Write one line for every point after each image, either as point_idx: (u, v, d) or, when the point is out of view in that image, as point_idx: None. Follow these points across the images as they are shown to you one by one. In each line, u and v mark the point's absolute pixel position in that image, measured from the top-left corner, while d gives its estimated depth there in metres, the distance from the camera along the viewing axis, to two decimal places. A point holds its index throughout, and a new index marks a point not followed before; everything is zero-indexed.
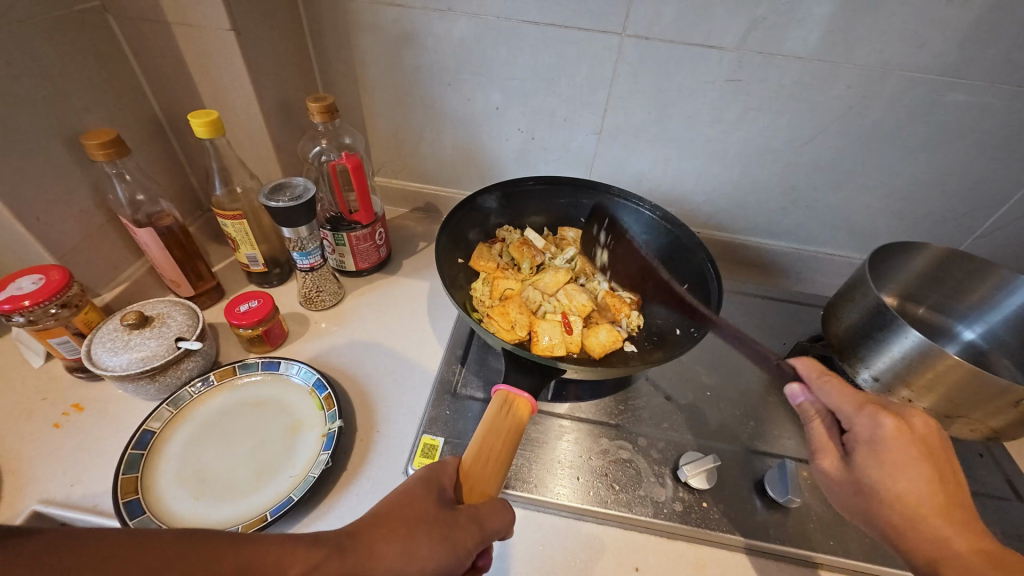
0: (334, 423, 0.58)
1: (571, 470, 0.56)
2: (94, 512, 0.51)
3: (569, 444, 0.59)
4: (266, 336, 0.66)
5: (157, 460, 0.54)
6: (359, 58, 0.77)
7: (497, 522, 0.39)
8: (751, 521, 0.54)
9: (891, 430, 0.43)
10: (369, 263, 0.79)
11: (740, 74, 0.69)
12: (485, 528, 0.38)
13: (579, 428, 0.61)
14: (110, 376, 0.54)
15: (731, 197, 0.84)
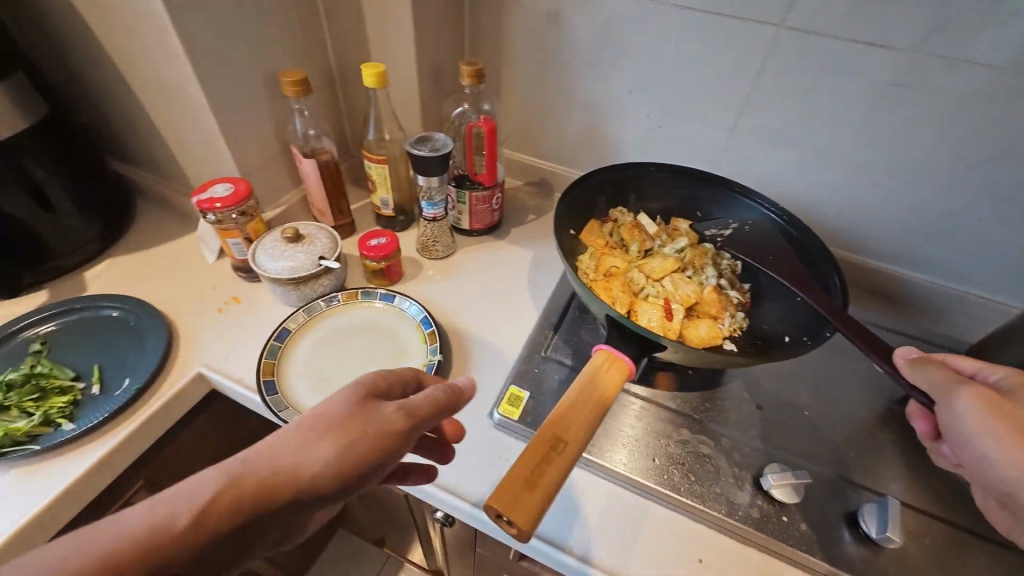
0: (434, 356, 0.64)
1: (647, 450, 0.57)
2: (239, 384, 0.61)
3: (649, 425, 0.59)
4: (386, 271, 0.74)
5: (290, 354, 0.63)
6: (507, 30, 0.81)
7: (554, 474, 0.34)
8: (835, 549, 0.51)
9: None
10: (481, 224, 0.85)
11: (912, 79, 0.62)
12: (543, 478, 0.34)
13: (662, 413, 0.61)
14: (268, 277, 0.65)
15: (871, 216, 0.76)
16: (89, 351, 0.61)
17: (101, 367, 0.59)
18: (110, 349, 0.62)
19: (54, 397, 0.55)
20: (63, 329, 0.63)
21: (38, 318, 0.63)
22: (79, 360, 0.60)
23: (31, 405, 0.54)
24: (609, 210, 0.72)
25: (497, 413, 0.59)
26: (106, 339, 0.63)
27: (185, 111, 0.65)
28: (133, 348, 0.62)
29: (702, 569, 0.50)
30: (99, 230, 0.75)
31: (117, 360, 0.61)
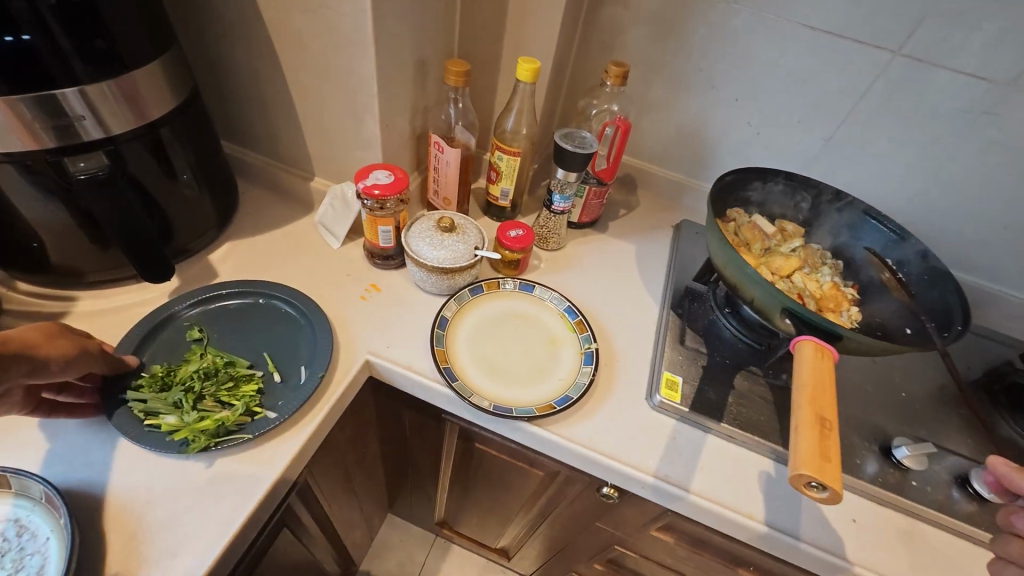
0: (590, 344, 0.67)
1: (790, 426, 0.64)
2: (411, 370, 0.62)
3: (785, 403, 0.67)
4: (520, 263, 0.76)
5: (453, 342, 0.65)
6: (626, 31, 0.85)
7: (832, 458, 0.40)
8: (955, 508, 0.60)
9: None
10: (589, 219, 0.88)
11: (1000, 109, 0.73)
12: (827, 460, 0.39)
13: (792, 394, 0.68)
14: (429, 265, 0.66)
15: (936, 225, 0.87)
16: (253, 339, 0.61)
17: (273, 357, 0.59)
18: (275, 337, 0.61)
19: (243, 387, 0.55)
20: (217, 317, 0.62)
21: (191, 304, 0.62)
22: (246, 348, 0.60)
23: (225, 395, 0.54)
24: (729, 210, 0.78)
25: (659, 396, 0.64)
26: (266, 327, 0.62)
27: (346, 94, 0.63)
28: (297, 336, 0.62)
29: (855, 527, 0.58)
30: (219, 212, 0.71)
31: (286, 349, 0.61)
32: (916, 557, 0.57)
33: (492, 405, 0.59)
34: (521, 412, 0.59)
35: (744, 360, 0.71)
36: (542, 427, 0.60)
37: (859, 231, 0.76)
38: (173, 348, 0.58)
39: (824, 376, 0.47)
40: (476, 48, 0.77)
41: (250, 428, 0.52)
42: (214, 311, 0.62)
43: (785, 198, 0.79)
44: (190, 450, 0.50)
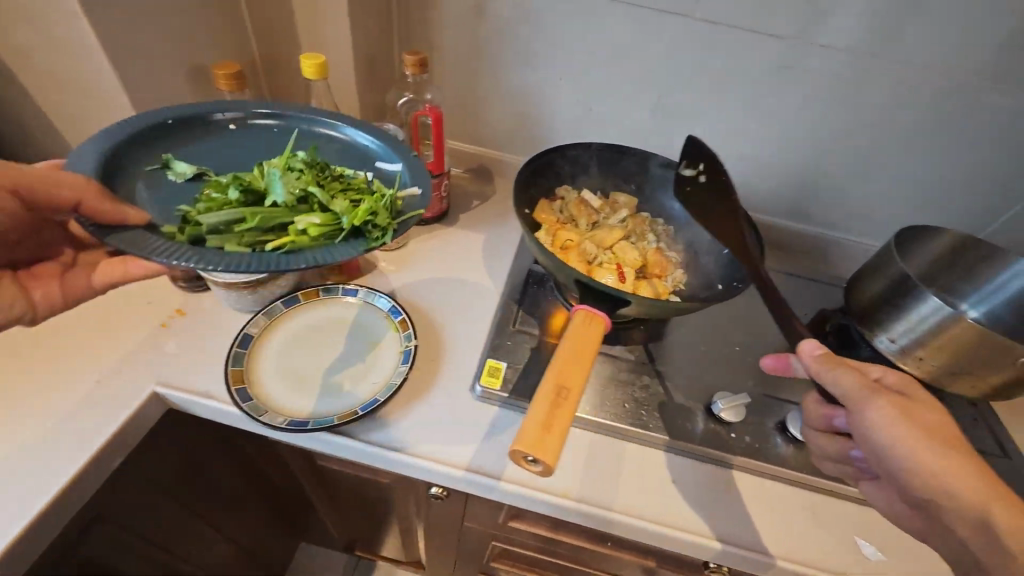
0: (410, 341, 0.65)
1: (617, 399, 0.64)
2: (205, 396, 0.58)
3: (616, 375, 0.66)
4: (344, 266, 0.73)
5: (257, 359, 0.61)
6: (440, 19, 0.82)
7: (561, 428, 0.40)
8: (772, 454, 0.62)
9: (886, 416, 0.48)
10: (431, 213, 0.86)
11: (792, 62, 0.76)
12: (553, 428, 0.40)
13: (623, 363, 0.68)
14: (221, 282, 0.62)
15: (768, 179, 0.90)
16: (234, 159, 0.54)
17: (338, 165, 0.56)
18: (344, 152, 0.57)
19: (334, 180, 0.52)
20: (179, 149, 0.53)
21: (173, 146, 0.53)
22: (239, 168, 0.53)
23: (345, 193, 0.51)
24: (556, 189, 0.78)
25: (480, 386, 0.62)
26: (251, 145, 0.56)
27: (102, 110, 0.59)
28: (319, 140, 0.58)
29: (675, 488, 0.59)
30: None
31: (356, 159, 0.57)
32: (732, 507, 0.58)
33: (286, 421, 0.55)
34: (319, 423, 0.56)
35: None
36: (347, 434, 0.57)
37: (677, 193, 0.77)
38: (175, 193, 0.50)
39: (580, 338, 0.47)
40: (270, 50, 0.73)
41: (406, 200, 0.51)
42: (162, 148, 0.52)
43: (613, 171, 0.79)
44: (373, 245, 0.47)
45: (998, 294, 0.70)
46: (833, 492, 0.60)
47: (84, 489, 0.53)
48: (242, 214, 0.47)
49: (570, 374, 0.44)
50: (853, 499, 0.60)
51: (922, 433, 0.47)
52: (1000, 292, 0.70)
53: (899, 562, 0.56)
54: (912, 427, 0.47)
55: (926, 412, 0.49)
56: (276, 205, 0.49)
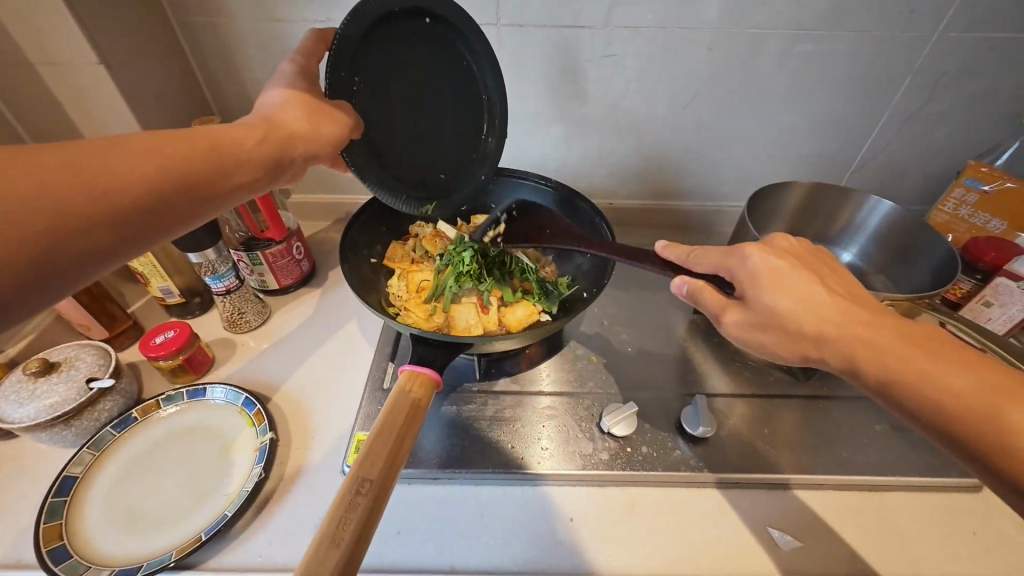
0: (265, 436, 0.58)
1: (538, 441, 0.59)
2: (17, 567, 0.49)
3: (536, 415, 0.62)
4: (188, 365, 0.66)
5: (82, 505, 0.53)
6: (249, 76, 0.77)
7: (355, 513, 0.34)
8: (673, 459, 0.58)
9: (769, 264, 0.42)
10: (292, 279, 0.80)
11: (613, 49, 0.74)
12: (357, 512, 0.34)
13: (544, 401, 0.64)
14: (20, 428, 0.53)
15: (632, 164, 0.89)
16: (413, 63, 0.54)
17: (466, 111, 0.61)
18: (440, 52, 0.56)
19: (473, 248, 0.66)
20: (384, 36, 0.51)
21: (379, 27, 0.50)
22: (422, 94, 0.56)
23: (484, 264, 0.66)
24: (409, 228, 0.73)
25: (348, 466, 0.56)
26: (404, 32, 0.52)
27: None
28: (439, 33, 0.55)
29: (574, 526, 0.54)
30: None
31: (457, 79, 0.59)
32: (640, 533, 0.54)
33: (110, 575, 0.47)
34: (154, 565, 0.48)
35: (459, 380, 0.66)
36: (194, 567, 0.49)
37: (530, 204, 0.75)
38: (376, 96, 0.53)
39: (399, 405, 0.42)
40: None
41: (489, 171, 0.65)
42: (373, 34, 0.50)
43: None
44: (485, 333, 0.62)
45: (863, 233, 0.71)
46: (738, 483, 0.58)
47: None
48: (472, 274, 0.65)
49: (385, 441, 0.39)
50: (757, 484, 0.57)
51: (785, 334, 0.41)
52: (863, 231, 0.71)
53: (812, 541, 0.53)
54: (772, 331, 0.42)
55: (782, 308, 0.40)
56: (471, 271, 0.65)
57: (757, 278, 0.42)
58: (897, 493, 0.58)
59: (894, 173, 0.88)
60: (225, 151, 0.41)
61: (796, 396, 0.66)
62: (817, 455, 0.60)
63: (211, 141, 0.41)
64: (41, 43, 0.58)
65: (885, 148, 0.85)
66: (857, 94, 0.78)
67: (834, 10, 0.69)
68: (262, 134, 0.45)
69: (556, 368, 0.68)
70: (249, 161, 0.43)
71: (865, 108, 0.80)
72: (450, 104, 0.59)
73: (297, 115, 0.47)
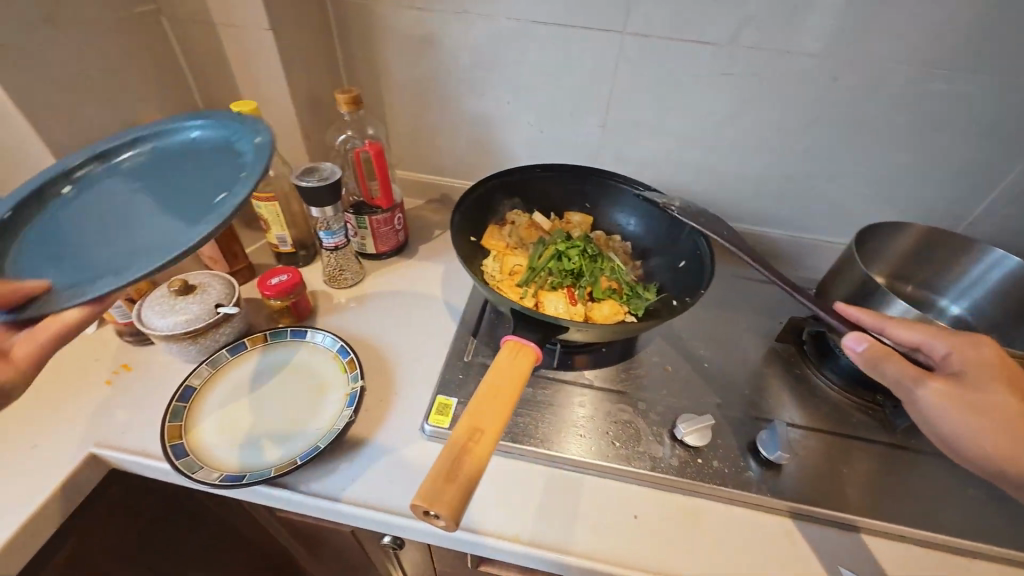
0: (357, 383, 0.63)
1: (582, 431, 0.61)
2: (142, 455, 0.56)
3: (580, 407, 0.63)
4: (293, 308, 0.72)
5: (198, 413, 0.59)
6: (382, 57, 0.83)
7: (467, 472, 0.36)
8: (743, 478, 0.58)
9: (985, 356, 0.48)
10: (388, 247, 0.85)
11: (733, 68, 0.74)
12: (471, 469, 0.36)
13: (588, 394, 0.65)
14: (160, 335, 0.61)
15: (729, 184, 0.88)
16: (191, 169, 0.53)
17: (195, 218, 0.48)
18: (211, 176, 0.51)
19: (574, 245, 0.70)
20: (137, 166, 0.55)
21: (92, 172, 0.54)
22: (140, 231, 0.48)
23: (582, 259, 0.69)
24: (506, 213, 0.75)
25: (429, 424, 0.60)
26: (157, 178, 0.53)
27: (31, 169, 0.59)
28: (226, 150, 0.53)
29: (638, 524, 0.55)
30: None
31: (222, 169, 0.51)
32: (702, 544, 0.54)
33: (220, 477, 0.53)
34: (256, 477, 0.53)
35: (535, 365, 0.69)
36: (287, 486, 0.54)
37: (628, 208, 0.75)
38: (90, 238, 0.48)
39: (481, 399, 0.41)
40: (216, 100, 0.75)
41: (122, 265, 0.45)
42: (115, 181, 0.53)
43: (562, 191, 0.77)
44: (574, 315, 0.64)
45: (979, 287, 0.67)
46: (810, 516, 0.56)
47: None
48: (571, 268, 0.68)
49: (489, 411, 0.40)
50: (830, 521, 0.56)
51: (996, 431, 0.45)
52: (979, 285, 0.67)
53: None
54: (986, 420, 0.46)
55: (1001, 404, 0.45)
56: (569, 265, 0.68)
57: (975, 370, 0.48)
58: (980, 561, 0.55)
59: (1016, 232, 0.82)
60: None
61: (878, 441, 0.64)
62: (895, 505, 0.57)
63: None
64: (226, 6, 0.66)
65: (1011, 203, 0.79)
66: (989, 142, 0.74)
67: (978, 53, 0.66)
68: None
69: (631, 370, 0.69)
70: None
71: (994, 158, 0.76)
72: (86, 241, 0.48)
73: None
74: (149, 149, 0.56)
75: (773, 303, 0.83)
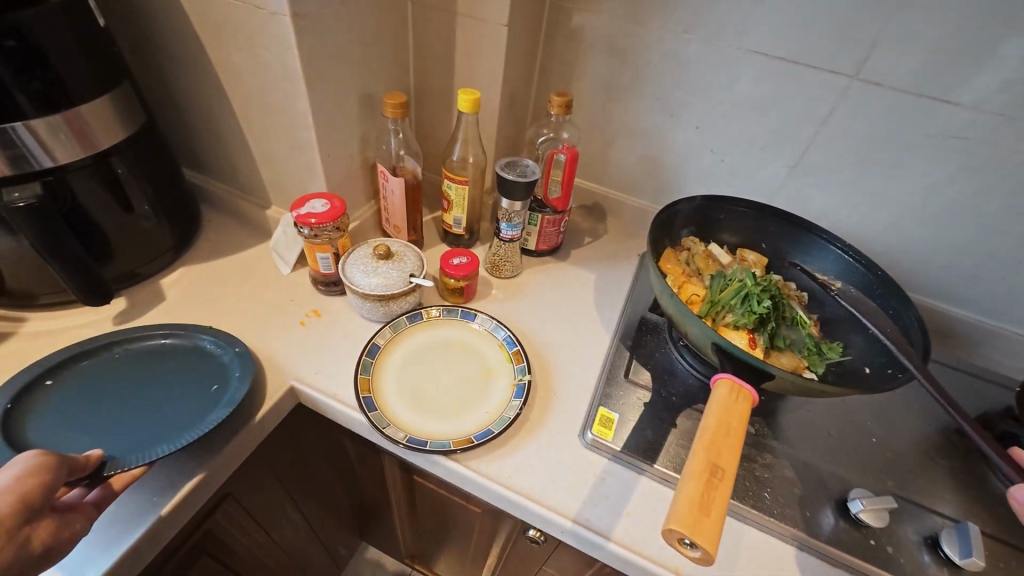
0: (524, 376, 0.65)
1: None
2: (334, 399, 0.61)
3: None
4: (464, 290, 0.75)
5: (382, 371, 0.64)
6: (582, 63, 0.85)
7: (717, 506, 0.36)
8: (919, 572, 0.54)
9: None
10: (546, 246, 0.87)
11: (970, 133, 0.69)
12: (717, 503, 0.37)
13: None
14: (361, 292, 0.66)
15: (917, 251, 0.82)
16: (164, 381, 0.59)
17: (177, 419, 0.55)
18: (178, 393, 0.57)
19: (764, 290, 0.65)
20: (84, 385, 0.57)
21: (79, 364, 0.59)
22: (137, 425, 0.54)
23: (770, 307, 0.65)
24: (682, 238, 0.75)
25: (591, 434, 0.61)
26: (121, 386, 0.58)
27: (287, 123, 0.65)
28: (202, 356, 0.61)
29: None
30: (177, 237, 0.75)
31: (194, 389, 0.58)
32: None
33: (407, 438, 0.57)
34: (436, 445, 0.57)
35: (693, 398, 0.68)
36: (460, 461, 0.57)
37: (814, 258, 0.72)
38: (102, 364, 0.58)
39: (713, 438, 0.41)
40: (430, 82, 0.80)
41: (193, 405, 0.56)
42: (91, 377, 0.58)
43: (746, 227, 0.75)
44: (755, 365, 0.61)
45: None
46: None
47: (216, 477, 0.56)
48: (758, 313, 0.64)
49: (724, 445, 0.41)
50: None
51: None
52: None
53: None
54: None
55: None
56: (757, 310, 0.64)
57: None
58: None
59: None
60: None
61: None
62: None
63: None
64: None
65: None
66: None
67: None
68: (13, 495, 0.41)
69: (793, 426, 0.66)
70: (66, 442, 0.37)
71: None
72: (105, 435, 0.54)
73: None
74: (106, 360, 0.60)
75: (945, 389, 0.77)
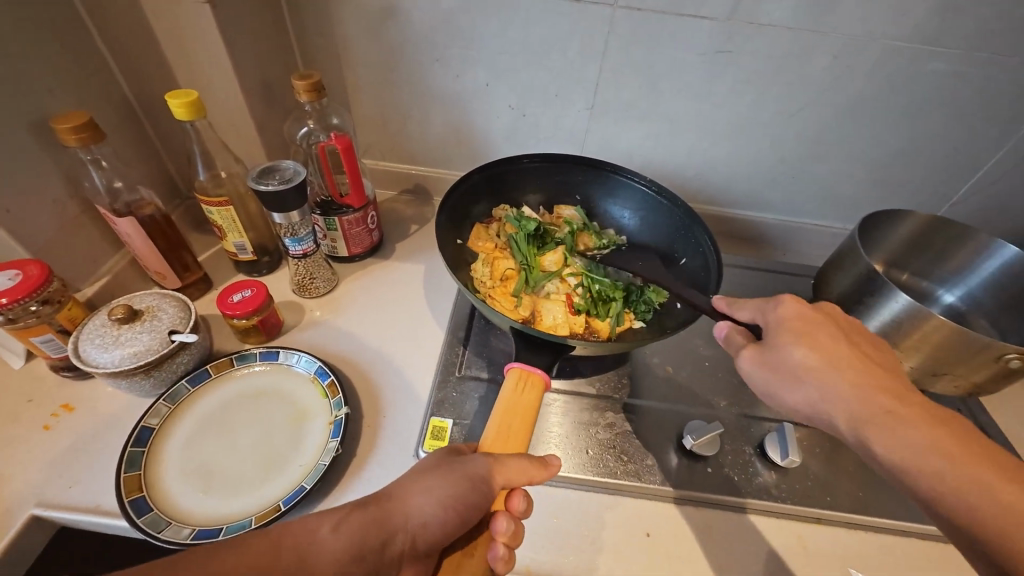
0: (340, 410, 0.57)
1: (579, 444, 0.58)
2: (97, 512, 0.49)
3: (575, 418, 0.60)
4: (261, 327, 0.64)
5: (159, 457, 0.52)
6: (341, 32, 0.73)
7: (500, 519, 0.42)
8: (754, 485, 0.56)
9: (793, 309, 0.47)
10: (361, 248, 0.78)
11: (730, 45, 0.69)
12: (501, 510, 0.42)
13: (584, 403, 0.62)
14: (104, 373, 0.52)
15: (721, 170, 0.85)
16: None
17: None
18: None
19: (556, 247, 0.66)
20: None
21: None
22: None
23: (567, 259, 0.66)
24: (493, 210, 0.70)
25: (424, 452, 0.55)
26: None
27: None
28: None
29: (653, 542, 0.53)
30: None
31: None
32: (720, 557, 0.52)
33: (192, 535, 0.46)
34: (233, 530, 0.47)
35: None
36: None
37: (624, 199, 0.70)
38: None
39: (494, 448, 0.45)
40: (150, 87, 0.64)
41: None
42: None
43: (552, 181, 0.71)
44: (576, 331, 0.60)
45: (975, 276, 0.67)
46: (823, 520, 0.56)
47: None
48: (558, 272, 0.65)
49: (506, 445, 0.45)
50: (842, 523, 0.56)
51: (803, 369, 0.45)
52: (977, 273, 0.67)
53: None
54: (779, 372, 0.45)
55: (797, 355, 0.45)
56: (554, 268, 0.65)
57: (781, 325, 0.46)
58: None
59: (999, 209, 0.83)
60: (498, 462, 0.43)
61: None
62: (903, 498, 0.57)
63: (373, 512, 0.39)
64: None
65: (995, 182, 0.79)
66: (981, 121, 0.73)
67: (978, 32, 0.64)
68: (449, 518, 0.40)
69: (634, 375, 0.66)
70: (507, 497, 0.44)
71: (981, 139, 0.75)
72: None
73: (324, 533, 0.37)
74: None
75: (766, 293, 0.82)
